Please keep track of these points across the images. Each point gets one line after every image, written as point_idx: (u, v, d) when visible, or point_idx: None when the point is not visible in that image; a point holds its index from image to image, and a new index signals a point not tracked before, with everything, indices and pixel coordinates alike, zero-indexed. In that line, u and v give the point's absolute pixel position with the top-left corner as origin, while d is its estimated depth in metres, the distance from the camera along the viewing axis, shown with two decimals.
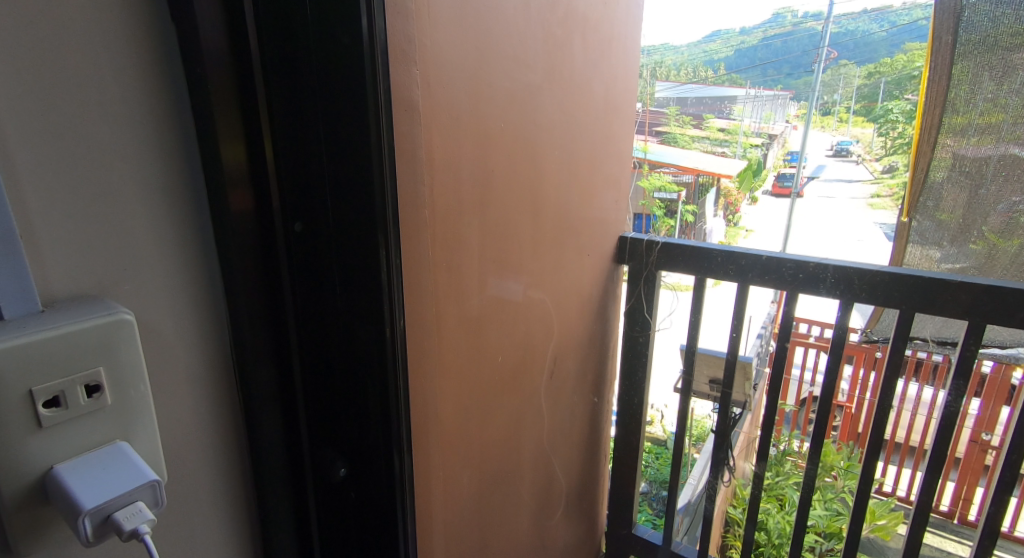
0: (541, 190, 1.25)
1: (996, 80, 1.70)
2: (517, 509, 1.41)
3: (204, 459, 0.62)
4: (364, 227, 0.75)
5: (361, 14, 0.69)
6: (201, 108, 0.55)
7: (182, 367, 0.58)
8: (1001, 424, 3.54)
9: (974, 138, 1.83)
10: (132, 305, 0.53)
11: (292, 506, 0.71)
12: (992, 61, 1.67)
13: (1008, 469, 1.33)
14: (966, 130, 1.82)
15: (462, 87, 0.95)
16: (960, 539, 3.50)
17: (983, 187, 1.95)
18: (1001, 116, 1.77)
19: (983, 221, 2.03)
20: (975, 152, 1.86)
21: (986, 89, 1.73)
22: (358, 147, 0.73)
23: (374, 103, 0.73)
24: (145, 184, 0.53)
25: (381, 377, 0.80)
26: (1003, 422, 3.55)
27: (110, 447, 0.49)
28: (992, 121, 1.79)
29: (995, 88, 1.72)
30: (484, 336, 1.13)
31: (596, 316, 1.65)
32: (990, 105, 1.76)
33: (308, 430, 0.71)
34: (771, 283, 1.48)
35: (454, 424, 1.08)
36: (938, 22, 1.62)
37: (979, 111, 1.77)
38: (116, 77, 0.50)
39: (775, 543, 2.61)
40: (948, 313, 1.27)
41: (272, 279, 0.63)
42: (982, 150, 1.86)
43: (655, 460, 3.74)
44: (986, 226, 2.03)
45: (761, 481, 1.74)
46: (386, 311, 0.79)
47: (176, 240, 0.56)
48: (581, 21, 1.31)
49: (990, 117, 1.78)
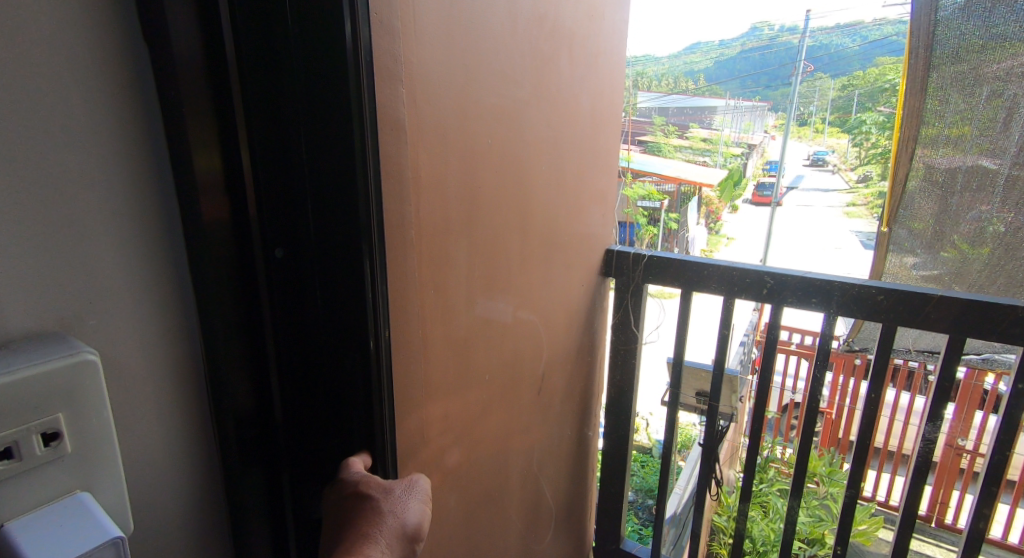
0: (528, 204, 1.23)
1: (966, 92, 1.60)
2: (507, 525, 1.37)
3: (173, 496, 0.58)
4: (348, 247, 0.71)
5: (346, 24, 0.66)
6: (173, 122, 0.52)
7: (152, 399, 0.55)
8: (978, 428, 3.17)
9: (946, 149, 1.75)
10: (96, 342, 0.50)
11: (268, 533, 0.67)
12: (964, 75, 1.57)
13: (991, 482, 1.32)
14: (938, 141, 1.74)
15: (449, 103, 0.93)
16: (940, 543, 3.34)
17: (952, 198, 1.86)
18: (969, 128, 1.68)
19: (955, 229, 1.94)
20: (947, 163, 1.77)
21: (956, 101, 1.63)
22: (341, 164, 0.69)
23: (358, 118, 0.69)
24: (111, 211, 0.50)
25: (367, 403, 0.77)
26: (980, 426, 3.18)
27: (70, 499, 0.46)
28: (961, 133, 1.69)
29: (967, 101, 1.62)
30: (472, 354, 1.10)
31: (583, 329, 1.62)
32: (960, 116, 1.66)
33: (286, 453, 0.67)
34: (754, 298, 1.46)
35: (440, 444, 1.04)
36: (913, 36, 1.52)
37: (948, 122, 1.69)
38: (82, 102, 0.47)
39: (760, 551, 2.60)
40: (929, 328, 1.27)
41: (249, 295, 0.61)
42: (953, 161, 1.76)
43: (641, 469, 3.72)
44: (958, 235, 1.95)
45: (748, 493, 1.70)
46: (371, 335, 0.75)
47: (143, 266, 0.53)
48: (568, 36, 1.30)
49: (960, 129, 1.69)
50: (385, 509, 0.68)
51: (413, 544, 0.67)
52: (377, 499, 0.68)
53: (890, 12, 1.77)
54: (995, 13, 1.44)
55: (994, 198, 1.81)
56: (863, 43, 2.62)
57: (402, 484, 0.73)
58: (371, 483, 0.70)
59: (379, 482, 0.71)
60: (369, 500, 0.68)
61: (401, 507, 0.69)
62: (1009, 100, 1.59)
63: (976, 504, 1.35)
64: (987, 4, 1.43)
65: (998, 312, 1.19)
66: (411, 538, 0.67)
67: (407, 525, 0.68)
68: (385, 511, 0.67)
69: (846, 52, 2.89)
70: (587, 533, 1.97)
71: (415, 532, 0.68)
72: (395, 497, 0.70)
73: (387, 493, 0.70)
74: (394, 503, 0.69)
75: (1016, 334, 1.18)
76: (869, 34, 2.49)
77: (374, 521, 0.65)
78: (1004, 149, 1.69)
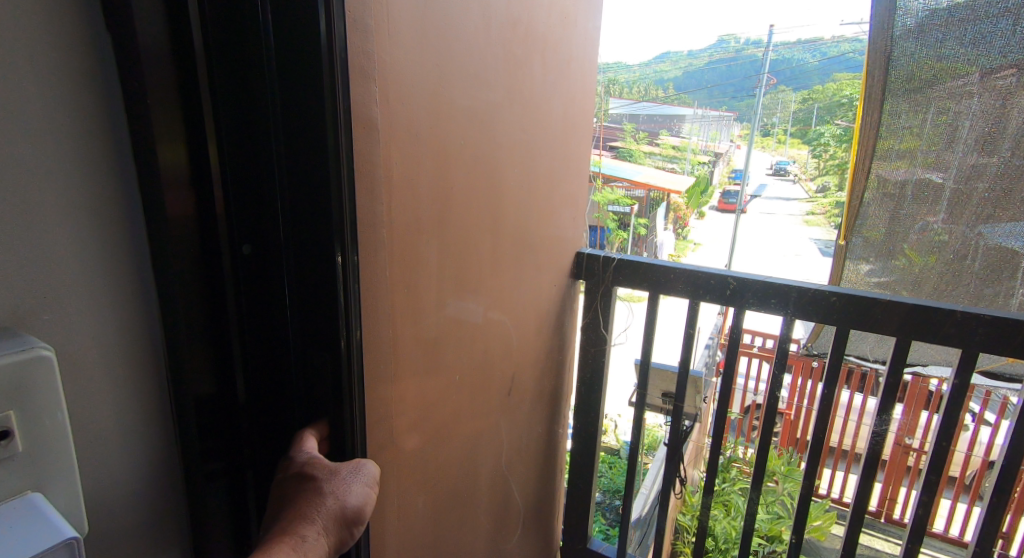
0: (499, 204, 1.23)
1: (916, 110, 1.66)
2: (473, 527, 1.36)
3: (130, 497, 0.56)
4: (320, 245, 0.70)
5: (320, 15, 0.64)
6: (136, 112, 0.51)
7: (109, 399, 0.53)
8: (922, 427, 3.25)
9: (896, 162, 1.79)
10: (50, 338, 0.48)
11: (230, 534, 0.66)
12: (914, 94, 1.63)
13: (932, 478, 1.37)
14: (889, 155, 1.78)
15: (422, 103, 0.93)
16: (888, 538, 3.44)
17: (902, 209, 1.89)
18: (917, 143, 1.73)
19: (904, 239, 1.94)
20: (898, 176, 1.81)
21: (906, 117, 1.68)
22: (313, 158, 0.68)
23: (332, 114, 0.68)
24: (69, 204, 0.48)
25: (336, 401, 0.75)
26: (923, 426, 3.26)
27: (21, 500, 0.44)
28: (910, 147, 1.74)
29: (916, 118, 1.68)
30: (442, 355, 1.10)
31: (553, 329, 1.64)
32: (910, 132, 1.71)
33: (249, 453, 0.66)
34: (715, 300, 1.49)
35: (408, 444, 1.03)
36: (871, 57, 1.60)
37: (900, 137, 1.73)
38: (39, 88, 0.45)
39: (721, 548, 2.66)
40: (879, 330, 1.31)
41: (214, 288, 0.60)
42: (900, 174, 1.80)
43: (608, 470, 3.75)
44: (907, 244, 1.94)
45: (709, 492, 1.72)
46: (342, 334, 0.74)
47: (105, 259, 0.51)
48: (540, 42, 1.31)
49: (910, 144, 1.73)
50: (326, 490, 0.64)
51: (352, 527, 0.63)
52: (320, 480, 0.65)
53: (848, 29, 1.84)
54: (946, 37, 1.51)
55: (940, 211, 1.83)
56: (822, 61, 2.73)
57: (349, 466, 0.69)
58: (317, 464, 0.67)
59: (325, 464, 0.67)
60: (312, 481, 0.64)
61: (344, 488, 0.65)
62: (953, 120, 1.65)
63: (919, 499, 1.39)
64: (938, 28, 1.50)
65: (942, 316, 1.24)
66: (350, 522, 0.63)
67: (347, 507, 0.64)
68: (325, 491, 0.64)
69: (807, 67, 3.01)
70: (554, 534, 1.97)
71: (356, 515, 0.64)
72: (339, 478, 0.66)
73: (332, 475, 0.66)
74: (337, 485, 0.65)
75: (954, 335, 1.24)
76: (828, 51, 2.59)
77: (312, 502, 0.62)
78: (946, 164, 1.73)
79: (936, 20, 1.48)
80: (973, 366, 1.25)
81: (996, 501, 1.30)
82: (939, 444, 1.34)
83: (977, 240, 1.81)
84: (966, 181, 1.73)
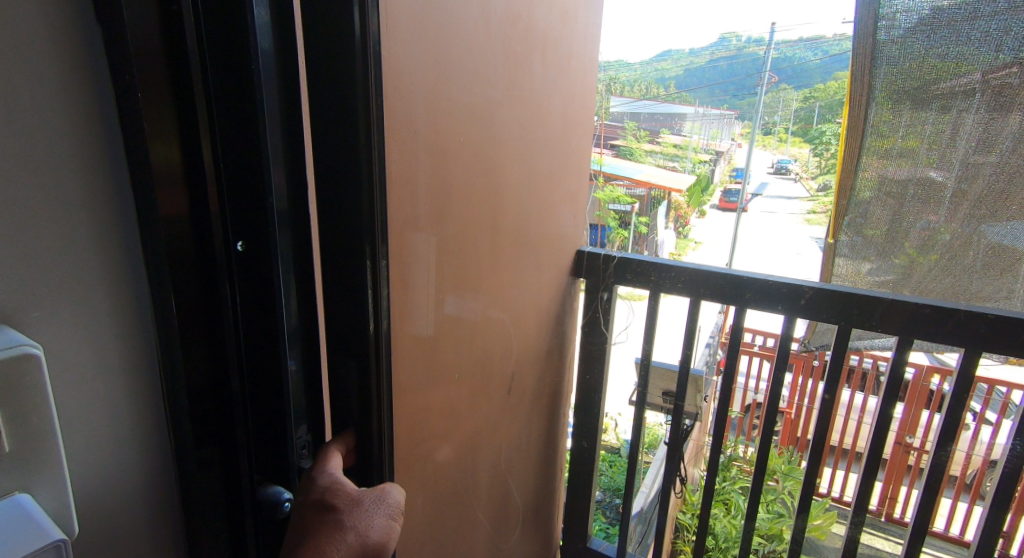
0: (500, 202, 1.23)
1: (916, 108, 1.64)
2: (472, 528, 1.35)
3: (121, 498, 0.55)
4: (353, 246, 0.77)
5: (356, 22, 0.70)
6: (128, 108, 0.50)
7: (100, 398, 0.53)
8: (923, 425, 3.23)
9: (896, 160, 1.77)
10: (39, 336, 0.48)
11: (227, 540, 0.65)
12: (912, 92, 1.61)
13: (933, 477, 1.37)
14: (890, 153, 1.76)
15: (421, 101, 0.92)
16: (889, 537, 3.44)
17: (904, 207, 1.88)
18: (919, 142, 1.71)
19: (905, 238, 1.95)
20: (898, 174, 1.80)
21: (906, 116, 1.67)
22: (348, 152, 0.74)
23: (365, 110, 0.74)
24: (58, 199, 0.47)
25: (362, 400, 0.83)
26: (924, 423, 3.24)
27: (8, 502, 0.43)
28: (912, 146, 1.72)
29: (914, 116, 1.66)
30: (441, 354, 1.09)
31: (553, 328, 1.63)
32: (912, 130, 1.69)
33: (249, 458, 0.65)
34: (715, 299, 1.48)
35: (408, 444, 1.03)
36: (855, 63, 1.59)
37: (901, 136, 1.71)
38: (27, 82, 0.44)
39: (721, 547, 2.66)
40: (882, 330, 1.30)
41: (212, 289, 0.58)
42: (902, 173, 1.79)
43: (608, 468, 3.74)
44: (907, 244, 1.95)
45: (709, 491, 1.71)
46: (371, 325, 0.82)
47: (93, 256, 0.50)
48: (541, 38, 1.30)
49: (910, 142, 1.71)
50: (348, 523, 0.64)
51: None
52: (341, 512, 0.65)
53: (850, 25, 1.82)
54: (937, 35, 1.48)
55: (942, 210, 1.83)
56: None
57: (371, 494, 0.69)
58: (339, 492, 0.68)
59: (348, 491, 0.68)
60: (333, 512, 0.65)
61: (366, 522, 0.66)
62: (954, 118, 1.63)
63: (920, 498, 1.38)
64: (931, 27, 1.46)
65: (944, 315, 1.23)
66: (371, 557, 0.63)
67: (369, 542, 0.64)
68: (347, 524, 0.64)
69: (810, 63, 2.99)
70: (554, 533, 1.96)
71: (378, 549, 0.64)
72: (361, 510, 0.67)
73: (353, 505, 0.67)
74: (359, 518, 0.66)
75: (956, 334, 1.23)
76: None
77: (333, 538, 0.62)
78: (950, 162, 1.72)
79: (927, 22, 1.45)
80: (976, 364, 1.25)
81: (998, 501, 1.29)
82: (940, 443, 1.34)
83: (979, 239, 1.83)
84: (965, 179, 1.73)
